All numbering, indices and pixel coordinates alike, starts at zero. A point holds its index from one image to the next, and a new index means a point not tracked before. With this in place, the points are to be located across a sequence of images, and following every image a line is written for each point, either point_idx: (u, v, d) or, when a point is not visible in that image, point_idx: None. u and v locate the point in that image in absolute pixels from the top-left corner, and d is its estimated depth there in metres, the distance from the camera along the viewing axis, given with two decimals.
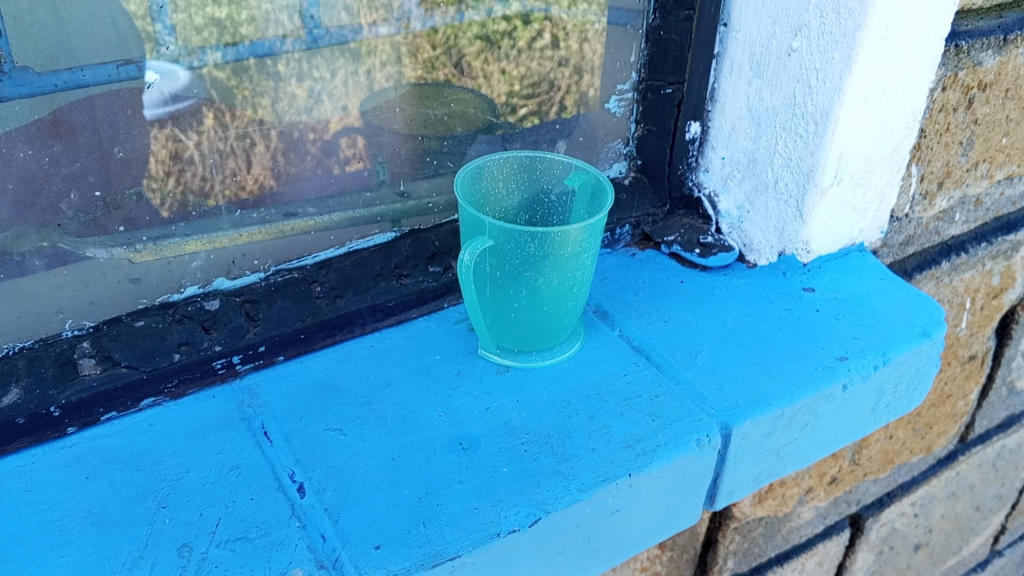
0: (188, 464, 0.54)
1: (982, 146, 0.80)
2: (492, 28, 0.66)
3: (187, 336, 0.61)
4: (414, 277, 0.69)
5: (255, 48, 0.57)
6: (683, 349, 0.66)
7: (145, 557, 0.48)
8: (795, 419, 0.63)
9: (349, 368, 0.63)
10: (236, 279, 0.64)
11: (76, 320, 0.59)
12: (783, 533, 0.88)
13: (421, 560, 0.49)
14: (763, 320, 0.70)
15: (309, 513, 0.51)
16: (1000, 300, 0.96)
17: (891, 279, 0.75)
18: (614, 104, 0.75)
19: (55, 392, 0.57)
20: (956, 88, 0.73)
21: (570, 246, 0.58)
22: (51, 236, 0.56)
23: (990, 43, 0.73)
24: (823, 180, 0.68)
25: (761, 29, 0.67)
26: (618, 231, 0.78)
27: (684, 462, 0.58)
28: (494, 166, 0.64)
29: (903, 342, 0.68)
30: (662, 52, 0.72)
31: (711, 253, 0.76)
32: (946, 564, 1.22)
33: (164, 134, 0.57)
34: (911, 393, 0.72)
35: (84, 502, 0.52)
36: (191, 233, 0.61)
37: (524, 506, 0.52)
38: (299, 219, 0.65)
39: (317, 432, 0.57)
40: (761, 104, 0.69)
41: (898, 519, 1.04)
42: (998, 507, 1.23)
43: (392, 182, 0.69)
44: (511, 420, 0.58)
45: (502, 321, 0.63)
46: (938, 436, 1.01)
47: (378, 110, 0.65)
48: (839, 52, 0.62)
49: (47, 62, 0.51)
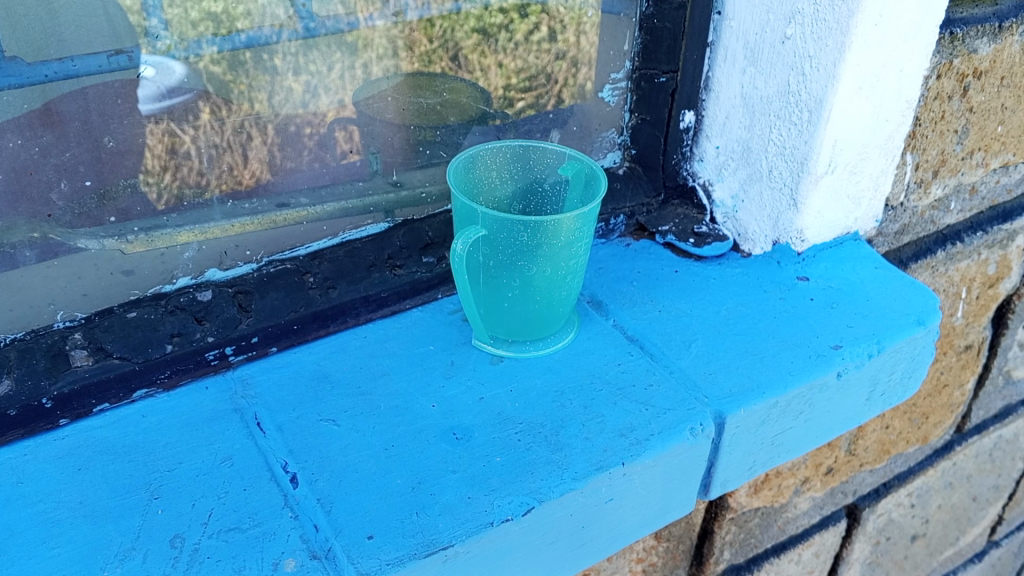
0: (180, 455, 0.54)
1: (977, 135, 0.80)
2: (489, 21, 0.66)
3: (180, 327, 0.61)
4: (408, 267, 0.69)
5: (250, 41, 0.57)
6: (677, 338, 0.66)
7: (138, 548, 0.48)
8: (789, 408, 0.63)
9: (343, 358, 0.63)
10: (228, 270, 0.64)
11: (69, 312, 0.59)
12: (779, 524, 0.88)
13: (413, 550, 0.49)
14: (757, 309, 0.69)
15: (302, 503, 0.51)
16: (996, 290, 0.96)
17: (886, 268, 0.75)
18: (608, 93, 0.75)
19: (47, 383, 0.57)
20: (951, 75, 0.73)
21: (563, 235, 0.58)
22: (42, 227, 0.56)
23: (985, 30, 0.73)
24: (818, 168, 0.68)
25: (754, 17, 0.67)
26: (612, 221, 0.77)
27: (678, 451, 0.58)
28: (488, 156, 0.64)
29: (897, 330, 0.68)
30: (655, 41, 0.71)
31: (705, 242, 0.76)
32: (942, 554, 1.22)
33: (160, 128, 0.56)
34: (906, 382, 0.72)
35: (77, 494, 0.52)
36: (183, 224, 0.61)
37: (518, 496, 0.52)
38: (292, 209, 0.65)
39: (310, 423, 0.57)
40: (756, 93, 0.69)
41: (894, 509, 1.04)
42: (993, 498, 1.23)
43: (386, 173, 0.68)
44: (505, 410, 0.58)
45: (497, 311, 0.62)
46: (934, 426, 1.01)
47: (372, 100, 0.64)
48: (833, 39, 0.62)
49: (38, 52, 0.51)
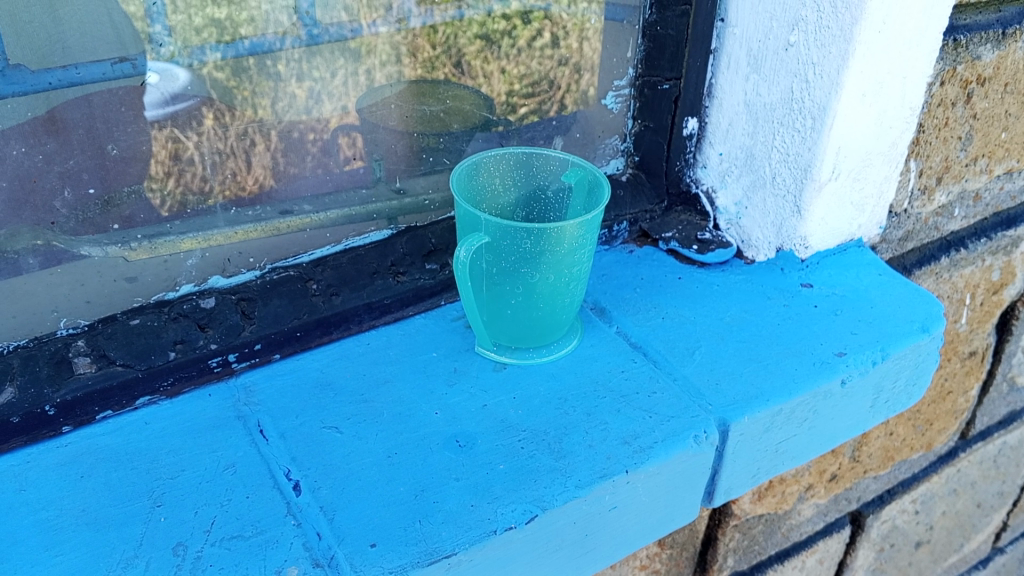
0: (183, 462, 0.54)
1: (981, 141, 0.80)
2: (492, 27, 0.66)
3: (183, 335, 0.61)
4: (410, 274, 0.69)
5: (254, 47, 0.57)
6: (680, 345, 0.66)
7: (140, 556, 0.48)
8: (792, 416, 0.63)
9: (345, 365, 0.63)
10: (231, 277, 0.64)
11: (71, 319, 0.59)
12: (783, 531, 0.88)
13: (416, 558, 0.48)
14: (760, 316, 0.69)
15: (304, 511, 0.51)
16: (1000, 296, 0.96)
17: (890, 274, 0.74)
18: (610, 100, 0.74)
19: (50, 391, 0.57)
20: (955, 82, 0.73)
21: (566, 242, 0.58)
22: (46, 234, 0.56)
23: (988, 36, 0.73)
24: (821, 175, 0.68)
25: (758, 24, 0.67)
26: (615, 228, 0.77)
27: (681, 459, 0.57)
28: (491, 163, 0.64)
29: (901, 338, 0.67)
30: (658, 48, 0.71)
31: (708, 249, 0.76)
32: (947, 561, 1.22)
33: (163, 134, 0.56)
34: (910, 390, 0.71)
35: (80, 501, 0.52)
36: (186, 231, 0.61)
37: (521, 504, 0.52)
38: (295, 217, 0.65)
39: (313, 430, 0.57)
40: (759, 100, 0.69)
41: (898, 516, 1.04)
42: (998, 504, 1.23)
43: (389, 180, 0.68)
44: (508, 418, 0.58)
45: (499, 318, 0.62)
46: (938, 433, 1.01)
47: (375, 107, 0.64)
48: (837, 46, 0.62)
49: (42, 59, 0.51)
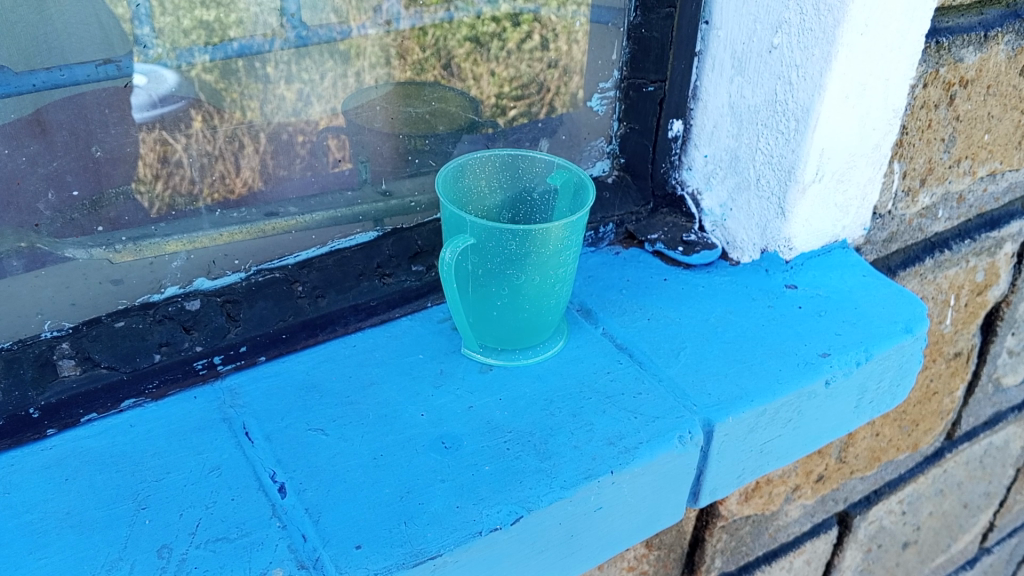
0: (169, 464, 0.54)
1: (964, 143, 0.81)
2: (481, 30, 0.66)
3: (168, 337, 0.61)
4: (397, 276, 0.70)
5: (242, 49, 0.57)
6: (666, 346, 0.66)
7: (124, 558, 0.48)
8: (777, 416, 0.63)
9: (331, 368, 0.63)
10: (216, 279, 0.64)
11: (56, 322, 0.59)
12: (771, 531, 0.89)
13: (401, 559, 0.48)
14: (745, 316, 0.70)
15: (289, 513, 0.51)
16: (985, 296, 0.97)
17: (874, 276, 0.75)
18: (596, 102, 0.75)
19: (34, 394, 0.57)
20: (938, 84, 0.74)
21: (551, 244, 0.58)
22: (29, 236, 0.56)
23: (970, 39, 0.73)
24: (805, 177, 0.68)
25: (742, 26, 0.67)
26: (602, 229, 0.77)
27: (667, 459, 0.58)
28: (476, 164, 0.64)
29: (885, 338, 0.68)
30: (643, 50, 0.72)
31: (694, 251, 0.76)
32: (935, 561, 1.23)
33: (151, 137, 0.57)
34: (894, 390, 0.72)
35: (65, 504, 0.51)
36: (172, 233, 0.61)
37: (507, 505, 0.52)
38: (280, 219, 0.65)
39: (299, 432, 0.57)
40: (743, 102, 0.70)
41: (885, 516, 1.05)
42: (985, 504, 1.24)
43: (375, 182, 0.68)
44: (494, 419, 0.58)
45: (485, 320, 0.62)
46: (924, 433, 1.01)
47: (361, 109, 0.64)
48: (820, 48, 0.62)
49: (28, 60, 0.51)
